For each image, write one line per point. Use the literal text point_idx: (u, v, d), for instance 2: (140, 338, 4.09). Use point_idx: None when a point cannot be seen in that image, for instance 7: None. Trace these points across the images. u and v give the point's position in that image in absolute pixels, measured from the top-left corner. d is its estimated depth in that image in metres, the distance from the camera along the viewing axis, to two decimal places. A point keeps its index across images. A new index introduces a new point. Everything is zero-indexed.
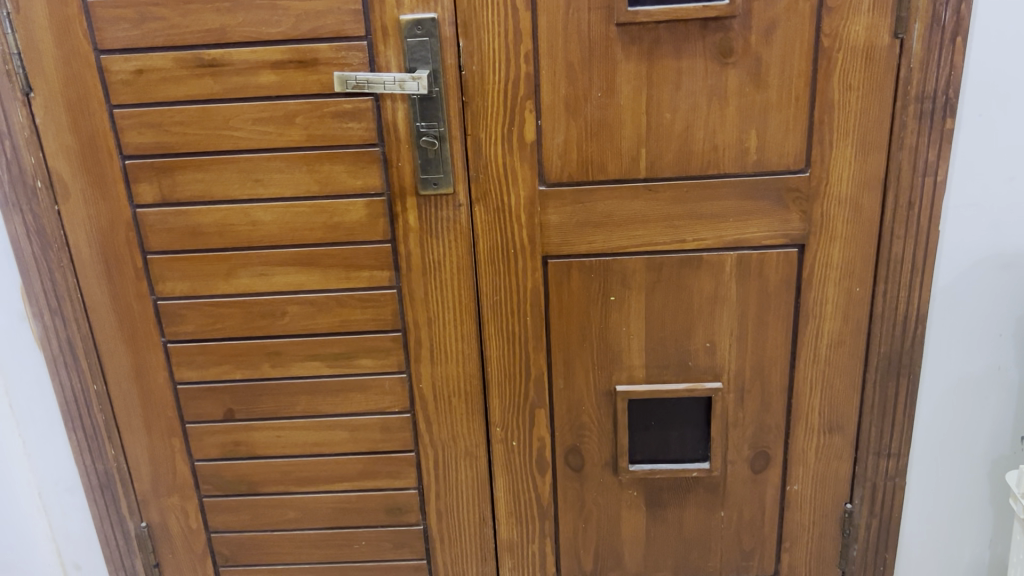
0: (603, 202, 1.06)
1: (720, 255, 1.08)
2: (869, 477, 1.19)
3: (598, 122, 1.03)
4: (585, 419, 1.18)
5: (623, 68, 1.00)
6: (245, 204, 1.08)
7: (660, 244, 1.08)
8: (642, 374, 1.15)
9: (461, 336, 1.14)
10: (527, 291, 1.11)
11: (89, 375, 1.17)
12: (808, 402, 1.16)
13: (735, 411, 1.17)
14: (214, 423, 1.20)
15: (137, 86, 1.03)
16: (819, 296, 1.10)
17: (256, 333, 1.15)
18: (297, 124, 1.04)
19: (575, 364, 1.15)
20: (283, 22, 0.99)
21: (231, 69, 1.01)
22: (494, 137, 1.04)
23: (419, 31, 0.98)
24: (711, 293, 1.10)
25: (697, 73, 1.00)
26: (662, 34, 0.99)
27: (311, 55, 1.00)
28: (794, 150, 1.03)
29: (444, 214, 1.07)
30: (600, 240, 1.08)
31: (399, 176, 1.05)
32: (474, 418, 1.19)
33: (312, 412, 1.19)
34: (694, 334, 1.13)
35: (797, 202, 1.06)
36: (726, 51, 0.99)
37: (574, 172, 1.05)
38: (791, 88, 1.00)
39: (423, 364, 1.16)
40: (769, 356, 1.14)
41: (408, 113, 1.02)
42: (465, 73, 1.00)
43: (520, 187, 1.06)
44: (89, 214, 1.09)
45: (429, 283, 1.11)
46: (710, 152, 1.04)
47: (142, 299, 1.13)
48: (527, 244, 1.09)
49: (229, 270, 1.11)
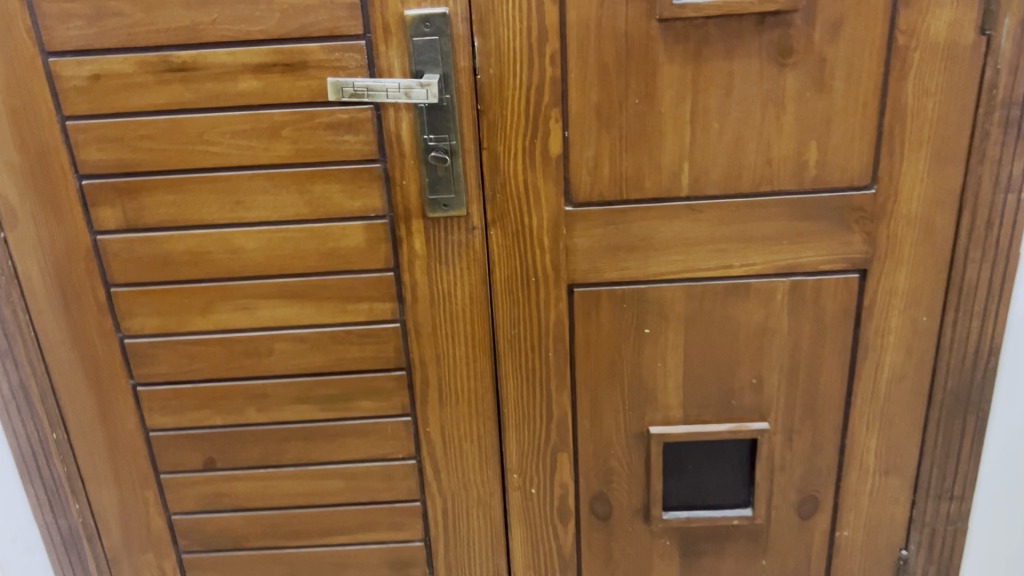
0: (639, 223, 0.92)
1: (771, 282, 0.95)
2: (927, 522, 1.07)
3: (635, 132, 0.89)
4: (613, 464, 1.05)
5: (665, 70, 0.86)
6: (224, 229, 0.93)
7: (703, 270, 0.95)
8: (679, 414, 1.02)
9: (474, 374, 1.00)
10: (550, 323, 0.98)
11: (47, 423, 1.02)
12: (863, 441, 1.04)
13: (782, 453, 1.04)
14: (193, 473, 1.06)
15: (93, 95, 0.87)
16: (881, 326, 0.97)
17: (240, 374, 1.00)
18: (284, 137, 0.88)
19: (604, 404, 1.02)
20: (265, 18, 0.84)
21: (206, 73, 0.86)
22: (514, 152, 0.89)
23: (427, 29, 0.83)
24: (759, 324, 0.97)
25: (750, 77, 0.86)
26: (712, 31, 0.84)
27: (300, 58, 0.85)
28: (859, 164, 0.90)
29: (455, 239, 0.93)
30: (635, 266, 0.95)
31: (403, 197, 0.91)
32: (488, 464, 1.05)
33: (304, 460, 1.05)
34: (738, 371, 1.00)
35: (860, 223, 0.92)
36: (785, 50, 0.85)
37: (606, 191, 0.91)
38: (859, 93, 0.87)
39: (431, 406, 1.02)
40: (823, 393, 1.01)
41: (415, 123, 0.87)
42: (481, 77, 0.86)
43: (543, 208, 0.92)
44: (41, 242, 0.94)
45: (437, 316, 0.97)
46: (764, 166, 0.90)
47: (107, 337, 0.98)
48: (550, 270, 0.95)
49: (206, 304, 0.96)
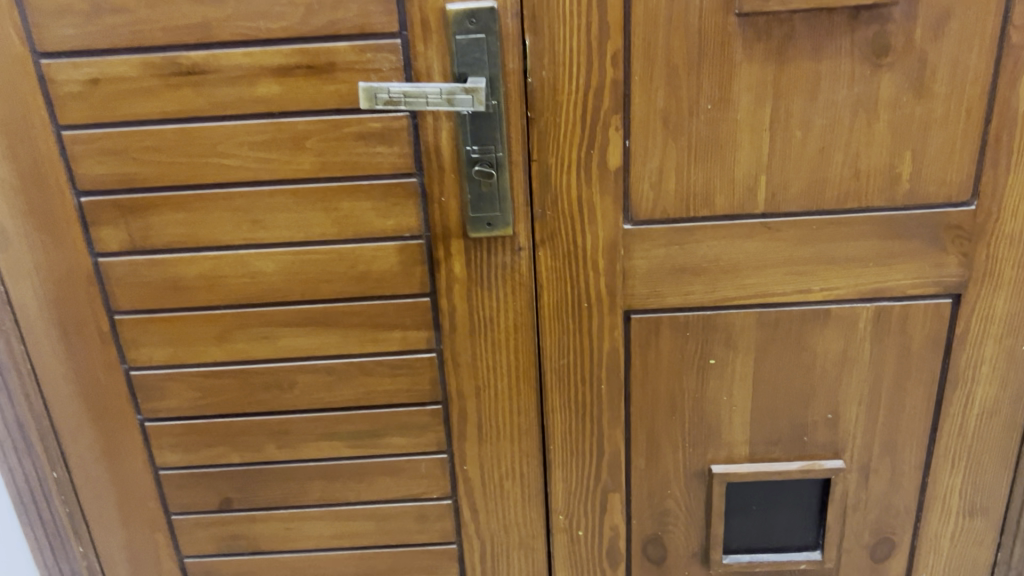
0: (707, 243, 0.82)
1: (854, 308, 0.85)
2: (1013, 566, 0.98)
3: (706, 142, 0.78)
4: (669, 504, 0.95)
5: (742, 72, 0.75)
6: (241, 250, 0.83)
7: (776, 295, 0.84)
8: (744, 451, 0.92)
9: (518, 408, 0.90)
10: (603, 353, 0.87)
11: (46, 461, 0.92)
12: (947, 481, 0.93)
13: (857, 492, 0.94)
14: (207, 514, 0.97)
15: (92, 101, 0.77)
16: (974, 357, 0.87)
17: (258, 409, 0.90)
18: (308, 149, 0.78)
19: (662, 441, 0.92)
20: (287, 14, 0.73)
21: (220, 77, 0.76)
22: (567, 164, 0.79)
23: (473, 26, 0.73)
24: (838, 354, 0.87)
25: (840, 80, 0.75)
26: (798, 27, 0.74)
27: (326, 59, 0.75)
28: (959, 177, 0.79)
29: (499, 262, 0.83)
30: (700, 291, 0.84)
31: (442, 215, 0.81)
32: (531, 504, 0.95)
33: (329, 500, 0.96)
34: (812, 405, 0.90)
35: (957, 243, 0.82)
36: (881, 50, 0.74)
37: (670, 207, 0.81)
38: (963, 97, 0.76)
39: (469, 443, 0.92)
40: (905, 428, 0.91)
41: (456, 133, 0.77)
42: (532, 80, 0.76)
43: (598, 227, 0.82)
44: (36, 265, 0.83)
45: (477, 345, 0.87)
46: (851, 180, 0.79)
47: (111, 369, 0.88)
48: (604, 295, 0.85)
49: (221, 333, 0.86)
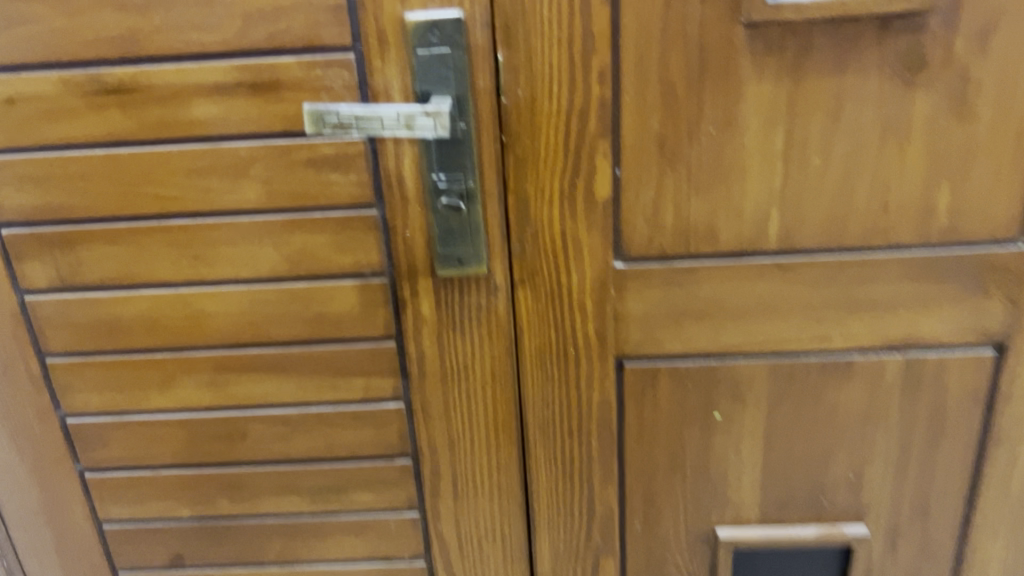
0: (711, 284, 0.72)
1: (880, 358, 0.74)
2: None
3: (709, 171, 0.67)
4: (669, 569, 0.85)
5: (751, 92, 0.65)
6: (182, 289, 0.73)
7: (791, 343, 0.74)
8: (754, 513, 0.82)
9: (497, 463, 0.80)
10: (593, 405, 0.77)
11: None
12: (986, 550, 0.82)
13: (882, 560, 0.84)
14: (158, 570, 0.88)
15: (7, 123, 0.68)
16: (1020, 414, 0.76)
17: (209, 460, 0.81)
18: (253, 177, 0.69)
19: (660, 500, 0.82)
20: (223, 25, 0.64)
21: (150, 96, 0.66)
22: (549, 195, 0.69)
23: (436, 38, 0.63)
24: (861, 409, 0.76)
25: (866, 100, 0.64)
26: (817, 38, 0.63)
27: (270, 76, 0.65)
28: (1006, 212, 0.68)
29: (473, 303, 0.73)
30: (703, 337, 0.74)
31: (407, 251, 0.71)
32: (514, 567, 0.86)
33: (291, 558, 0.86)
34: (832, 464, 0.79)
35: (1002, 286, 0.71)
36: (916, 65, 0.63)
37: (668, 244, 0.70)
38: (1012, 120, 0.65)
39: (444, 500, 0.82)
40: (937, 491, 0.80)
41: (420, 160, 0.67)
42: (506, 100, 0.65)
43: (586, 266, 0.71)
44: None
45: (451, 394, 0.77)
46: (878, 214, 0.68)
47: (44, 415, 0.80)
48: (593, 341, 0.74)
49: (164, 378, 0.77)
